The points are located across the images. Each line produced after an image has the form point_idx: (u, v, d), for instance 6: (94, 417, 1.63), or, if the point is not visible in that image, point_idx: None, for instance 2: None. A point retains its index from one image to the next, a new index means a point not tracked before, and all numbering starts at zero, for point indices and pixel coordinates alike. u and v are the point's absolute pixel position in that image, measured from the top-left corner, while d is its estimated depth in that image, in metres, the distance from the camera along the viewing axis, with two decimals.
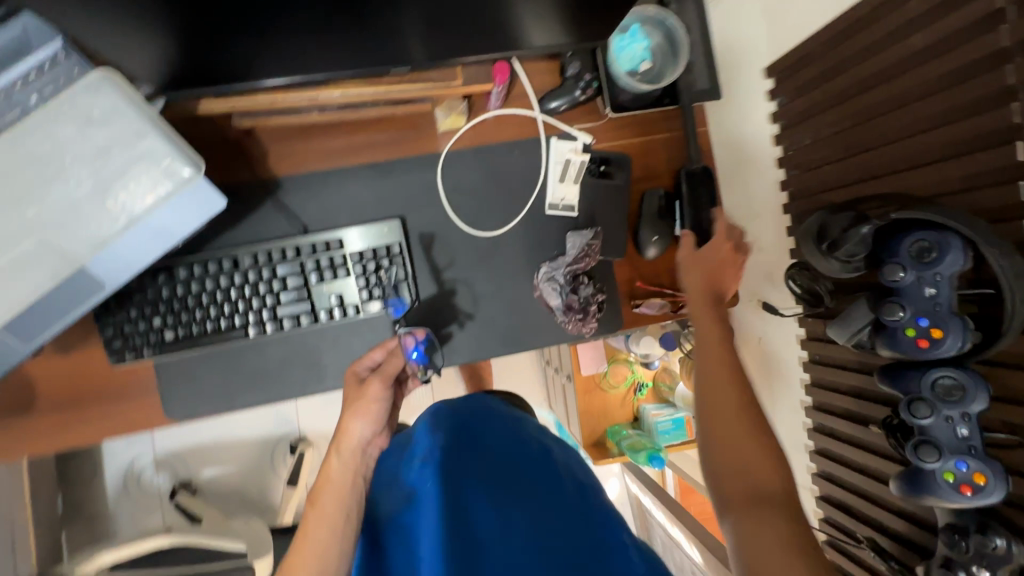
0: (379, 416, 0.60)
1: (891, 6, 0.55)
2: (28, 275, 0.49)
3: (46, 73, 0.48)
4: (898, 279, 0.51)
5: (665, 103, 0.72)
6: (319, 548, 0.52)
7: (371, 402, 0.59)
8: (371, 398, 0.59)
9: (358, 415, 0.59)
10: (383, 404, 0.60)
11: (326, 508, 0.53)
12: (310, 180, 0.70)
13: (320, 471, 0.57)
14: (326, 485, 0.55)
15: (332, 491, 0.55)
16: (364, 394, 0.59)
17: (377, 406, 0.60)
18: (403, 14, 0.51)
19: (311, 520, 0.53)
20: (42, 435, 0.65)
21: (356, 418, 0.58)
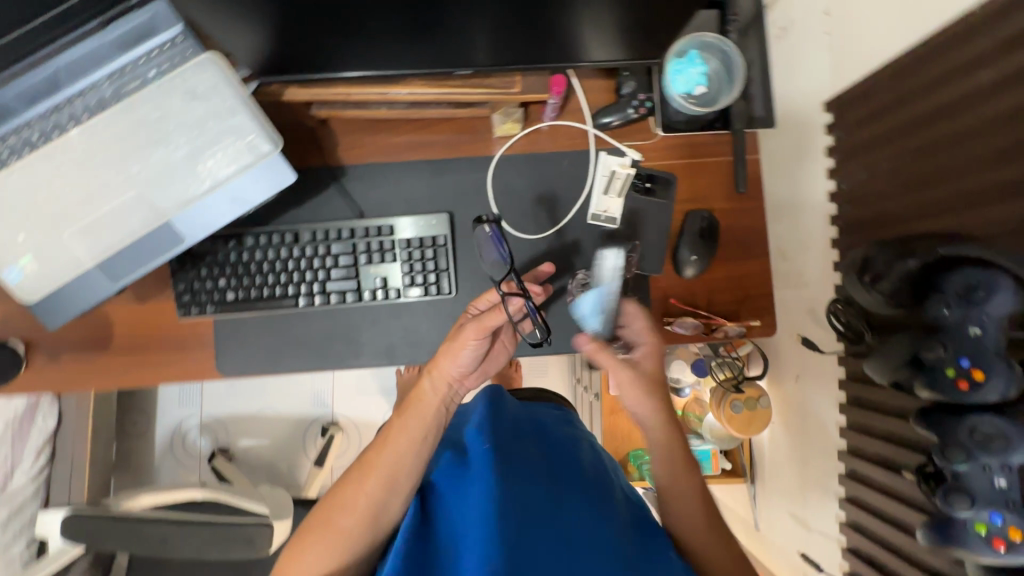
0: (473, 359, 0.63)
1: (958, 43, 0.55)
2: (125, 222, 0.57)
3: (165, 52, 0.56)
4: (940, 315, 0.50)
5: (717, 126, 0.74)
6: (392, 458, 0.59)
7: (466, 345, 0.62)
8: (465, 344, 0.63)
9: (452, 353, 0.62)
10: (478, 349, 0.63)
11: (408, 421, 0.61)
12: (372, 170, 0.76)
13: (414, 388, 0.63)
14: (413, 405, 0.62)
15: (417, 412, 0.62)
16: (459, 337, 0.63)
17: (469, 351, 0.63)
18: (472, 22, 0.56)
19: (396, 426, 0.61)
20: (111, 371, 0.73)
21: (450, 355, 0.62)
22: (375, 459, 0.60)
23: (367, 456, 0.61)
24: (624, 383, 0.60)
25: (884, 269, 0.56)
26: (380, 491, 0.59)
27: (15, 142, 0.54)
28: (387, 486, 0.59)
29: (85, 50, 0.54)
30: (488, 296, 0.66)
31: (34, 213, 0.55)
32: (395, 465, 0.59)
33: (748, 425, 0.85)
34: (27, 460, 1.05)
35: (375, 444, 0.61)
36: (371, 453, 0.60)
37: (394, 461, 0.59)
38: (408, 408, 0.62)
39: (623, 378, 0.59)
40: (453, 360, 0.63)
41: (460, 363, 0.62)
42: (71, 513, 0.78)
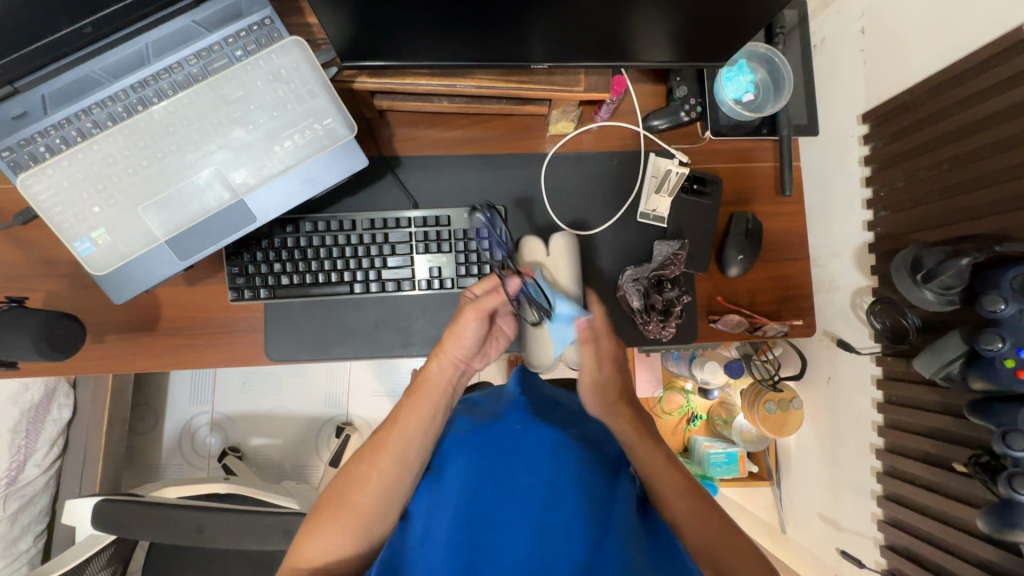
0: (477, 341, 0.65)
1: (1001, 57, 0.57)
2: (202, 199, 0.58)
3: (252, 33, 0.57)
4: (999, 309, 0.52)
5: (763, 132, 0.78)
6: (402, 439, 0.60)
7: (468, 326, 0.63)
8: (469, 325, 0.64)
9: (457, 335, 0.64)
10: (479, 329, 0.64)
11: (418, 406, 0.62)
12: (426, 162, 0.77)
13: (422, 370, 0.65)
14: (421, 388, 0.63)
15: (427, 393, 0.63)
16: (460, 320, 0.63)
17: (471, 333, 0.64)
18: (546, 16, 0.58)
19: (406, 406, 0.62)
20: (155, 354, 0.72)
21: (454, 336, 0.64)
22: (385, 438, 0.60)
23: (376, 437, 0.61)
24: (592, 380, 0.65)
25: (937, 266, 0.58)
26: (390, 469, 0.58)
27: (100, 115, 0.55)
28: (399, 465, 0.59)
29: (178, 28, 0.55)
30: (483, 282, 0.67)
31: (114, 186, 0.56)
32: (405, 446, 0.59)
33: (780, 425, 0.89)
34: (40, 452, 1.00)
35: (385, 426, 0.62)
36: (381, 435, 0.60)
37: (405, 441, 0.59)
38: (418, 391, 0.63)
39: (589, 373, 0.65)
40: (457, 343, 0.65)
41: (464, 344, 0.64)
42: (104, 501, 0.76)
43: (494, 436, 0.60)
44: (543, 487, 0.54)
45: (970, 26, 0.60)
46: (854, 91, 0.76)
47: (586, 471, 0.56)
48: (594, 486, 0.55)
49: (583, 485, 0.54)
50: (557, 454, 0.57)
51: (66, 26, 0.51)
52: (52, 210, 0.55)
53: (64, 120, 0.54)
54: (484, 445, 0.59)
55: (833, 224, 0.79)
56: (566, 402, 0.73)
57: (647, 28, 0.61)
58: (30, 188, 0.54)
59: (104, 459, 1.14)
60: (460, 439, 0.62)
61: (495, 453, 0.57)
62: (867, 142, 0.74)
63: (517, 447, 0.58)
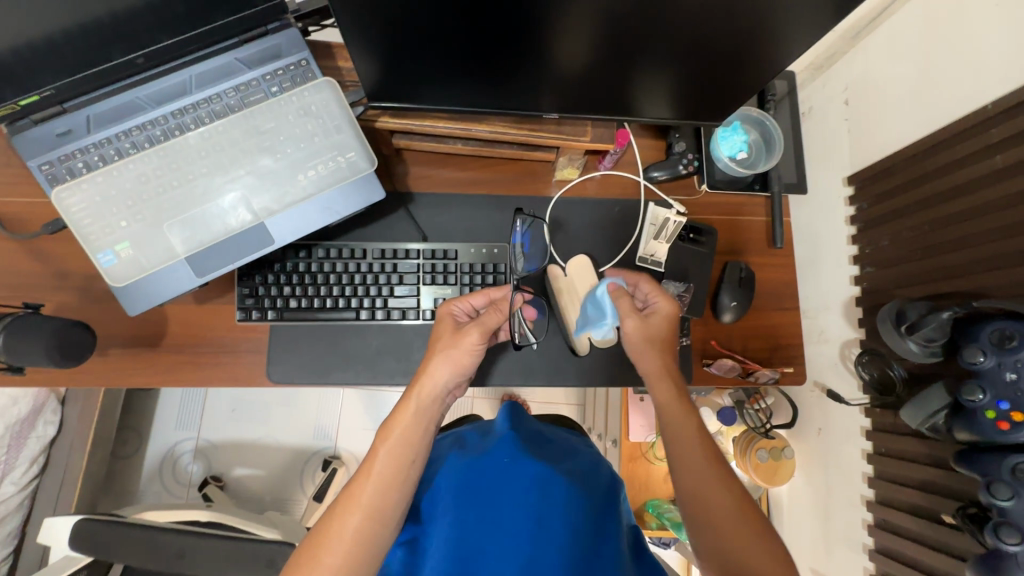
0: (466, 366, 0.62)
1: (972, 132, 0.63)
2: (225, 220, 0.62)
3: (288, 72, 0.62)
4: (978, 361, 0.55)
5: (756, 187, 0.84)
6: (376, 492, 0.53)
7: (467, 351, 0.62)
8: (467, 347, 0.62)
9: (448, 359, 0.61)
10: (476, 353, 0.63)
11: (393, 440, 0.56)
12: (438, 199, 0.81)
13: (399, 408, 0.58)
14: (397, 424, 0.57)
15: (402, 430, 0.56)
16: (462, 340, 0.62)
17: (468, 356, 0.62)
18: (559, 72, 0.63)
19: (380, 444, 0.56)
20: (158, 370, 0.72)
21: (442, 362, 0.61)
22: (360, 488, 0.53)
23: (352, 483, 0.54)
24: (636, 353, 0.65)
25: (920, 319, 0.62)
26: (367, 528, 0.52)
27: (139, 137, 0.59)
28: (375, 521, 0.52)
29: (220, 64, 0.60)
30: (472, 298, 0.69)
31: (143, 203, 0.60)
32: (381, 498, 0.53)
33: (773, 474, 0.87)
34: (19, 469, 0.98)
35: (359, 474, 0.55)
36: (353, 485, 0.54)
37: (381, 494, 0.53)
38: (392, 429, 0.57)
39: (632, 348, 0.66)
40: (450, 366, 0.61)
41: (451, 373, 0.60)
42: (85, 520, 0.74)
43: (482, 471, 0.59)
44: (530, 521, 0.54)
45: (945, 103, 0.66)
46: (840, 156, 0.82)
47: (573, 509, 0.56)
48: (581, 525, 0.55)
49: (570, 521, 0.55)
50: (542, 486, 0.57)
51: (119, 57, 0.55)
52: (81, 222, 0.58)
53: (105, 140, 0.59)
54: (472, 480, 0.59)
55: (822, 278, 0.83)
56: (559, 440, 0.72)
57: (652, 88, 0.67)
58: (64, 201, 0.58)
59: (82, 481, 1.10)
60: (450, 474, 0.62)
61: (483, 488, 0.58)
62: (853, 203, 0.79)
63: (505, 482, 0.58)
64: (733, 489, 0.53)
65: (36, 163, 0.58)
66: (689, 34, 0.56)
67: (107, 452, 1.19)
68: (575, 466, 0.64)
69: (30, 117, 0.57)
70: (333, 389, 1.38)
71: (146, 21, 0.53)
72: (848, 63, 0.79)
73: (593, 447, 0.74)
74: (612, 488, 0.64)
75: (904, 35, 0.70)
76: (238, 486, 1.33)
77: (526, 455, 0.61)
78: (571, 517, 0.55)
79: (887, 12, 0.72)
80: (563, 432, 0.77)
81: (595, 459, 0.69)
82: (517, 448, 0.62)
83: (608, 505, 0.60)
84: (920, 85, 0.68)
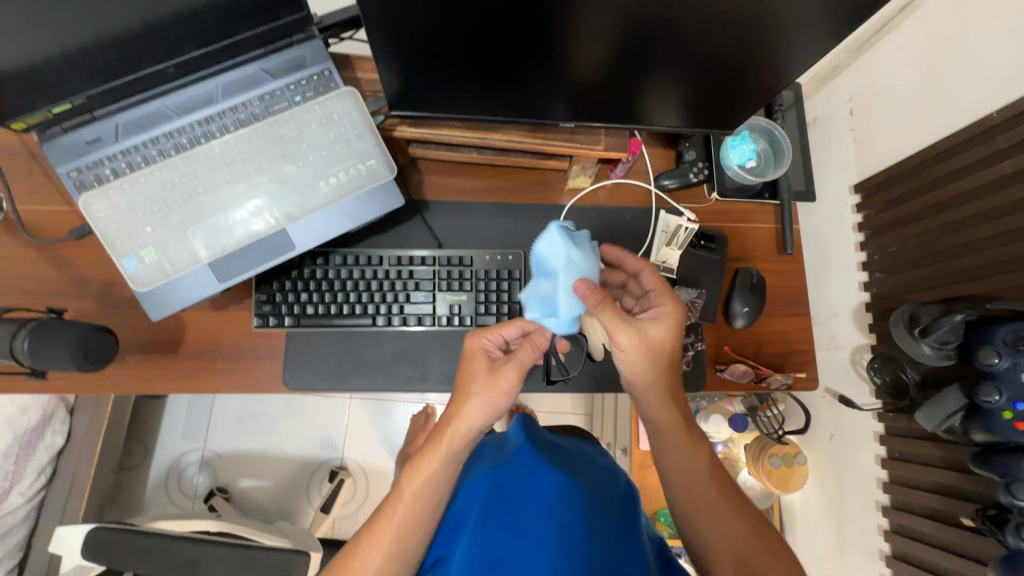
0: (502, 408, 0.57)
1: (978, 139, 0.64)
2: (246, 226, 0.63)
3: (312, 82, 0.63)
4: (993, 362, 0.55)
5: (765, 196, 0.85)
6: (398, 533, 0.53)
7: (503, 393, 0.56)
8: (502, 388, 0.56)
9: (482, 401, 0.56)
10: (513, 394, 0.57)
11: (420, 484, 0.54)
12: (452, 207, 0.82)
13: (426, 451, 0.55)
14: (425, 469, 0.55)
15: (428, 469, 0.55)
16: (499, 382, 0.56)
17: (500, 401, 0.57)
18: (574, 81, 0.64)
19: (404, 479, 0.55)
20: (174, 376, 0.72)
21: (477, 406, 0.56)
22: (383, 528, 0.54)
23: (376, 520, 0.54)
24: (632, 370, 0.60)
25: (933, 322, 0.63)
26: (388, 569, 0.52)
27: (166, 144, 0.61)
28: (396, 562, 0.53)
29: (245, 74, 0.62)
30: (505, 329, 0.62)
31: (167, 210, 0.61)
32: (403, 537, 0.53)
33: (786, 483, 0.87)
34: (27, 479, 0.97)
35: (382, 511, 0.55)
36: (375, 524, 0.54)
37: (402, 536, 0.53)
38: (418, 470, 0.55)
39: (643, 392, 0.61)
40: (479, 410, 0.56)
41: (485, 417, 0.56)
42: (98, 529, 0.74)
43: (502, 484, 0.60)
44: (553, 528, 0.53)
45: (951, 111, 0.67)
46: (847, 164, 0.83)
47: (594, 515, 0.55)
48: (604, 530, 0.54)
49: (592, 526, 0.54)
50: (562, 495, 0.57)
51: (148, 67, 0.56)
52: (108, 229, 0.59)
53: (132, 147, 0.60)
54: (492, 490, 0.60)
55: (831, 284, 0.84)
56: (575, 451, 0.72)
57: (666, 97, 0.68)
58: (91, 207, 0.59)
59: (89, 492, 1.09)
60: (471, 488, 0.62)
61: (503, 496, 0.59)
62: (860, 210, 0.80)
63: (525, 490, 0.58)
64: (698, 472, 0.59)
65: (63, 170, 0.59)
66: (702, 44, 0.58)
67: (114, 462, 1.18)
68: (593, 477, 0.64)
69: (59, 125, 0.58)
70: (339, 399, 1.38)
71: (176, 31, 0.55)
72: (853, 74, 0.81)
73: (608, 456, 0.73)
74: (630, 495, 0.63)
75: (908, 47, 0.72)
76: (244, 498, 1.32)
77: (544, 463, 0.62)
78: (594, 524, 0.54)
79: (890, 24, 0.74)
80: (578, 443, 0.77)
81: (613, 469, 0.68)
82: (534, 459, 0.63)
83: (628, 512, 0.59)
84: (924, 95, 0.70)
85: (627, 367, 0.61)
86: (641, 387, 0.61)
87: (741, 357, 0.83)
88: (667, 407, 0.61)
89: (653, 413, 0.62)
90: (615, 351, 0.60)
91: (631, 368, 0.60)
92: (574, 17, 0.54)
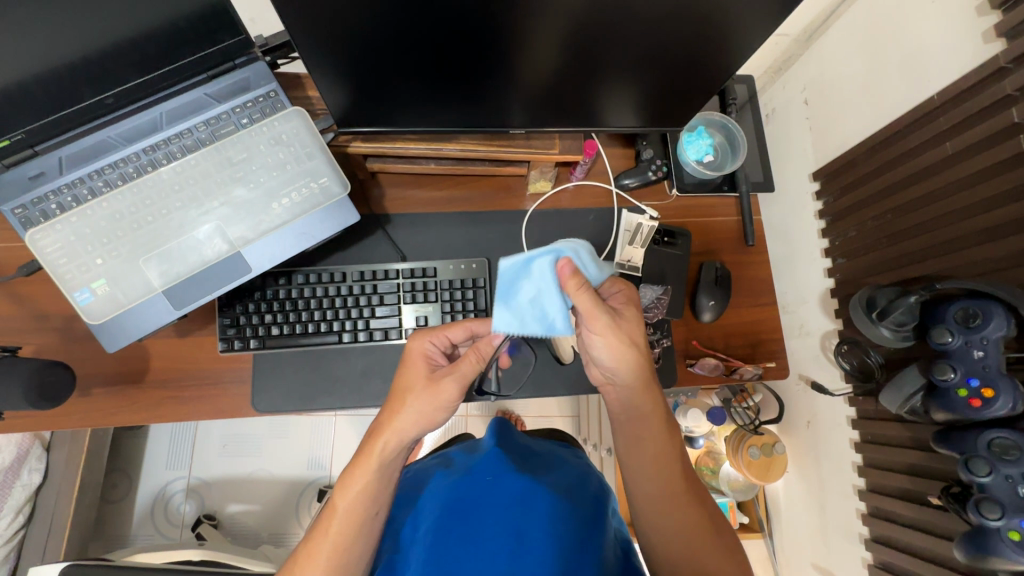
0: (436, 421, 0.56)
1: (921, 122, 0.65)
2: (200, 252, 0.63)
3: (257, 103, 0.64)
4: (946, 341, 0.57)
5: (725, 188, 0.87)
6: (336, 546, 0.53)
7: (438, 409, 0.55)
8: (441, 398, 0.55)
9: (416, 412, 0.55)
10: (449, 408, 0.56)
11: (353, 496, 0.54)
12: (415, 219, 0.82)
13: (359, 458, 0.55)
14: (356, 481, 0.54)
15: (363, 475, 0.54)
16: (434, 396, 0.55)
17: (429, 418, 0.55)
18: (519, 87, 0.65)
19: (341, 490, 0.55)
20: (140, 407, 0.71)
21: (409, 417, 0.55)
22: (320, 541, 0.54)
23: (314, 533, 0.54)
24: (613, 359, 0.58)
25: (889, 305, 0.63)
26: None
27: (112, 175, 0.61)
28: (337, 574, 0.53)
29: (190, 100, 0.62)
30: (449, 331, 0.61)
31: (117, 241, 0.61)
32: (341, 551, 0.53)
33: (766, 471, 0.87)
34: (3, 521, 0.95)
35: (322, 522, 0.55)
36: (313, 539, 0.54)
37: (343, 547, 0.53)
38: (352, 481, 0.54)
39: (627, 377, 0.59)
40: (410, 418, 0.55)
41: (419, 430, 0.55)
42: (72, 566, 0.73)
43: (465, 491, 0.60)
44: (510, 536, 0.55)
45: (895, 96, 0.69)
46: (805, 154, 0.84)
47: (553, 522, 0.56)
48: (562, 537, 0.54)
49: (551, 535, 0.55)
50: (521, 503, 0.58)
51: (89, 98, 0.56)
52: (57, 264, 0.59)
53: (78, 179, 0.60)
54: (453, 501, 0.60)
55: (797, 273, 0.85)
56: (545, 453, 0.72)
57: (615, 96, 0.69)
58: (38, 242, 0.59)
59: (71, 528, 1.08)
60: (432, 494, 0.62)
61: (463, 508, 0.59)
62: (819, 197, 0.81)
63: (486, 502, 0.59)
64: (663, 478, 0.60)
65: (8, 207, 0.58)
66: (642, 42, 0.58)
67: (96, 496, 1.17)
68: (557, 479, 0.63)
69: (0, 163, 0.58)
70: (324, 416, 1.38)
71: (114, 62, 0.55)
72: (804, 64, 0.82)
73: (581, 459, 0.73)
74: (598, 497, 0.63)
75: (852, 35, 0.73)
76: (233, 523, 1.31)
77: (508, 470, 0.62)
78: (551, 534, 0.55)
79: (835, 14, 0.75)
80: (551, 444, 0.77)
81: (583, 471, 0.68)
82: (500, 465, 0.63)
83: (592, 515, 0.59)
84: (869, 81, 0.71)
85: (607, 353, 0.58)
86: (627, 377, 0.59)
87: (711, 350, 0.83)
88: (648, 391, 0.60)
89: (632, 400, 0.61)
90: (597, 335, 0.57)
91: (614, 352, 0.57)
92: (510, 23, 0.54)
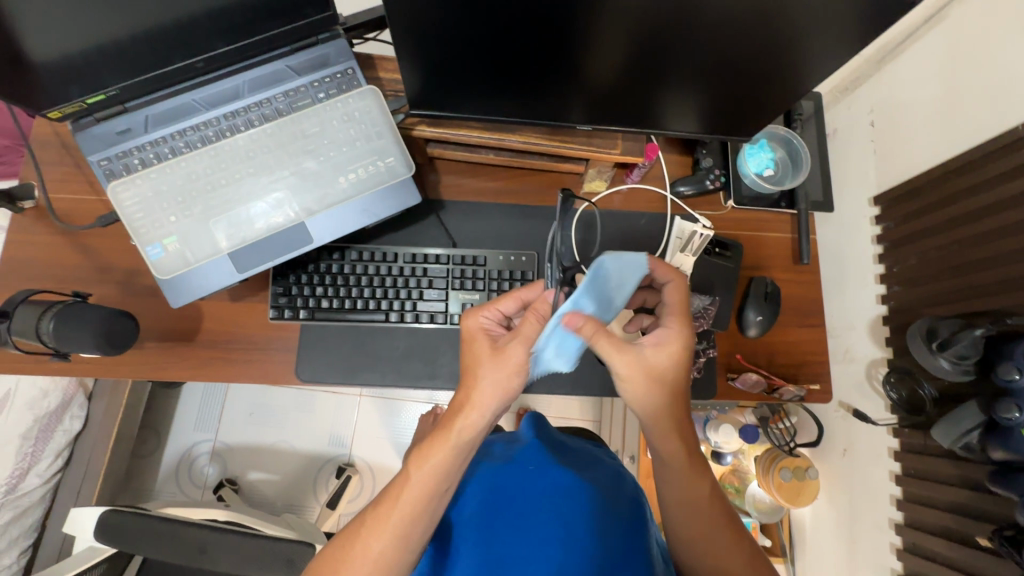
0: (512, 390, 0.56)
1: (1002, 153, 0.63)
2: (266, 218, 0.65)
3: (335, 79, 0.66)
4: (1014, 378, 0.55)
5: (782, 205, 0.85)
6: (405, 518, 0.52)
7: (513, 372, 0.55)
8: (512, 362, 0.55)
9: (492, 383, 0.55)
10: (523, 371, 0.56)
11: (428, 469, 0.53)
12: (467, 208, 0.83)
13: (436, 439, 0.54)
14: (432, 456, 0.54)
15: (443, 447, 0.54)
16: (506, 361, 0.55)
17: (503, 388, 0.55)
18: (591, 85, 0.65)
19: (415, 463, 0.54)
20: (191, 365, 0.73)
21: (486, 391, 0.55)
22: (390, 511, 0.53)
23: (382, 502, 0.54)
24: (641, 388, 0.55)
25: (951, 336, 0.62)
26: (390, 552, 0.52)
27: (193, 136, 0.64)
28: (399, 545, 0.52)
29: (271, 70, 0.64)
30: (500, 304, 0.62)
31: (190, 200, 0.64)
32: (408, 524, 0.52)
33: (796, 495, 0.86)
34: (43, 462, 0.98)
35: (388, 493, 0.54)
36: (381, 505, 0.54)
37: (409, 520, 0.53)
38: (428, 456, 0.54)
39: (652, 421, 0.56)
40: (489, 391, 0.54)
41: (498, 403, 0.55)
42: (110, 511, 0.75)
43: (511, 479, 0.61)
44: (558, 525, 0.55)
45: (973, 124, 0.67)
46: (866, 176, 0.82)
47: (601, 515, 0.57)
48: (611, 529, 0.56)
49: (601, 524, 0.56)
50: (567, 493, 0.59)
51: (180, 61, 0.59)
52: (134, 217, 0.62)
53: (161, 138, 0.63)
54: (500, 487, 0.61)
55: (848, 297, 0.83)
56: (581, 449, 0.72)
57: (684, 102, 0.68)
58: (119, 195, 0.62)
59: (103, 476, 1.11)
60: (479, 480, 0.63)
61: (509, 496, 0.59)
62: (879, 222, 0.79)
63: (530, 490, 0.60)
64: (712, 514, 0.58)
65: (94, 158, 0.62)
66: (720, 50, 0.58)
67: (129, 450, 1.20)
68: (599, 475, 0.64)
69: (92, 115, 0.61)
70: (349, 395, 1.39)
71: (206, 29, 0.57)
72: (875, 85, 0.80)
73: (616, 458, 0.73)
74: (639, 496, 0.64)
75: (932, 58, 0.71)
76: (253, 490, 1.34)
77: (551, 463, 0.63)
78: (601, 523, 0.56)
79: (914, 35, 0.73)
80: (580, 440, 0.78)
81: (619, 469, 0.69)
82: (545, 457, 0.64)
83: (637, 512, 0.60)
84: (947, 106, 0.69)
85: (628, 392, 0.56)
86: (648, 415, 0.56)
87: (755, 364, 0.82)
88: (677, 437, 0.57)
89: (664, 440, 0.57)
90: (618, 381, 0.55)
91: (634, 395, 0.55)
92: (594, 20, 0.54)
